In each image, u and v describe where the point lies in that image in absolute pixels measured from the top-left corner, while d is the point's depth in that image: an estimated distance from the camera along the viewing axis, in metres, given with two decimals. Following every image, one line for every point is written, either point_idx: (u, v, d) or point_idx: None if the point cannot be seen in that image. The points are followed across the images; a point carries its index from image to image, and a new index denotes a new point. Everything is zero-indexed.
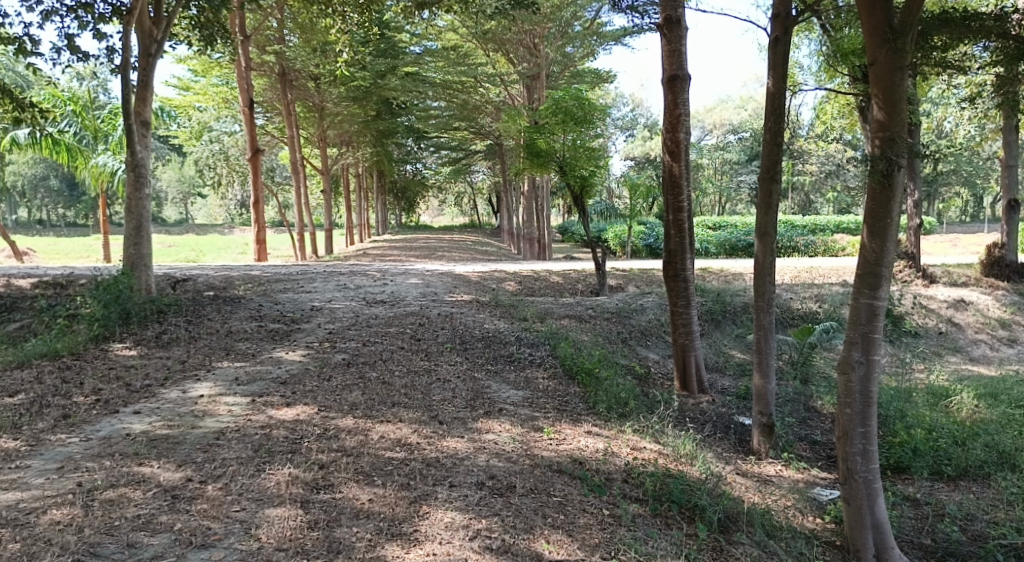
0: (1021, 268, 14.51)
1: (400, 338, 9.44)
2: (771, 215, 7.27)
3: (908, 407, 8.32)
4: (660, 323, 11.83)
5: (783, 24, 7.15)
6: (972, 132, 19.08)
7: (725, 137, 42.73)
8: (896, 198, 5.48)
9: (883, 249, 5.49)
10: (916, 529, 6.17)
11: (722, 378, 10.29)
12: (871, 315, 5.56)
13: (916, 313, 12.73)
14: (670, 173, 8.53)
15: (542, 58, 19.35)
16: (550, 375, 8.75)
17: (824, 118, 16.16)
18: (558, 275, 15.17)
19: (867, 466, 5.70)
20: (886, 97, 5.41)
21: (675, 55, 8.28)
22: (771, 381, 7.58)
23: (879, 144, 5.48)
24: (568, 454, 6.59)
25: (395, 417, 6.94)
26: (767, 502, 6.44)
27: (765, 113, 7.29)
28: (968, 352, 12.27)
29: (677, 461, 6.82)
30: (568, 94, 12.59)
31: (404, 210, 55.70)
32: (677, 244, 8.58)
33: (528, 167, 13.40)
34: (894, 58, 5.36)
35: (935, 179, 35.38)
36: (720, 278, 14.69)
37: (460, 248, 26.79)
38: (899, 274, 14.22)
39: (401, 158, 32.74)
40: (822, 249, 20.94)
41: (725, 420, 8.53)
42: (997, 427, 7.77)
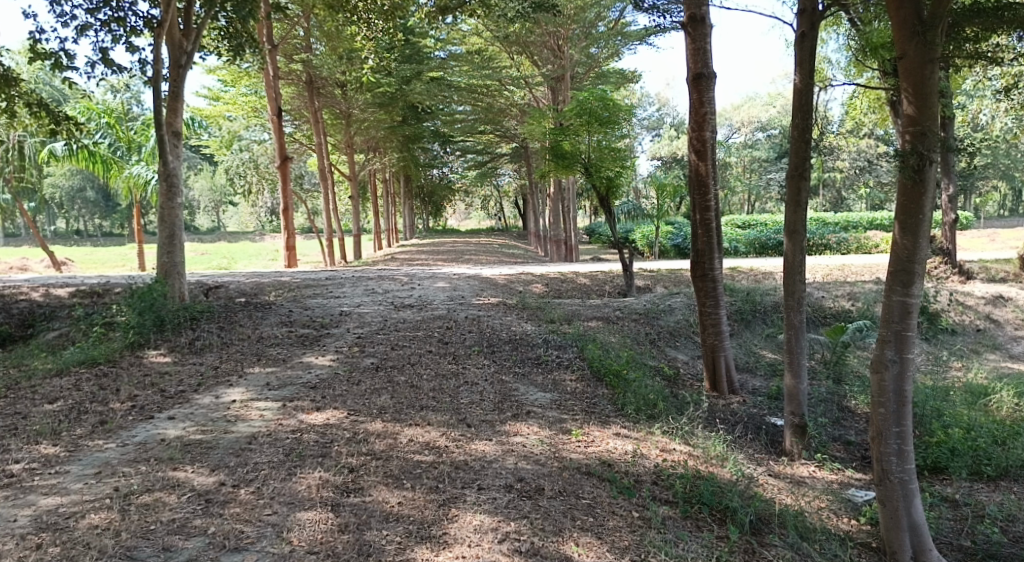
0: None
1: (428, 341, 9.48)
2: (800, 213, 7.18)
3: (944, 406, 8.15)
4: (689, 323, 11.76)
5: (811, 19, 7.07)
6: (1008, 124, 18.66)
7: (753, 135, 42.46)
8: (929, 193, 5.38)
9: (916, 246, 5.41)
10: (955, 531, 6.04)
11: (753, 378, 10.20)
12: (904, 312, 5.47)
13: (952, 310, 12.50)
14: (696, 172, 8.47)
15: (567, 59, 19.34)
16: (577, 377, 8.72)
17: (854, 113, 15.93)
18: (585, 277, 15.14)
19: (902, 466, 5.60)
20: (916, 90, 5.34)
21: (699, 53, 8.22)
22: (803, 380, 7.49)
23: (909, 139, 5.41)
24: (597, 456, 6.56)
25: (424, 420, 6.97)
26: (800, 504, 6.36)
27: (792, 110, 7.21)
28: (1007, 349, 11.95)
29: (708, 463, 6.77)
30: (593, 95, 12.52)
31: (432, 214, 55.95)
32: (705, 244, 8.52)
33: (553, 170, 13.40)
34: (924, 51, 5.29)
35: (972, 173, 34.75)
36: (750, 277, 14.57)
37: (488, 251, 26.81)
38: (934, 271, 13.91)
39: (427, 162, 33.01)
40: (855, 246, 20.65)
41: (757, 421, 8.42)
42: None
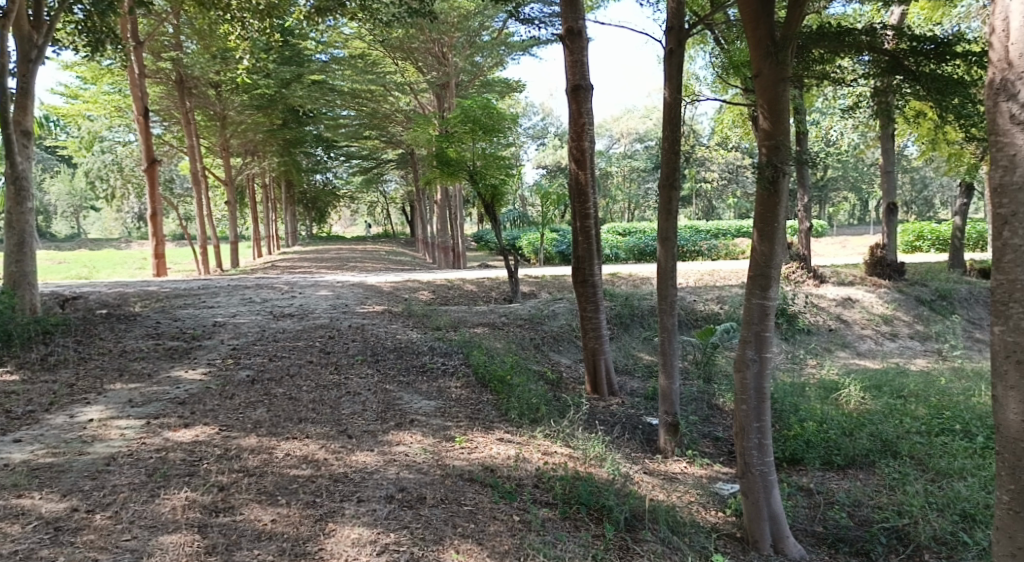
0: (901, 266, 15.34)
1: (308, 351, 9.26)
2: (671, 221, 7.48)
3: (800, 401, 8.70)
4: (571, 328, 12.01)
5: (678, 36, 7.42)
6: (855, 140, 20.20)
7: (632, 146, 44.04)
8: (783, 202, 5.75)
9: (772, 252, 5.76)
10: (809, 518, 6.46)
11: (631, 380, 10.55)
12: (762, 315, 5.81)
13: (808, 311, 13.37)
14: (576, 181, 8.70)
15: (452, 67, 19.48)
16: (463, 384, 8.75)
17: (722, 127, 16.77)
18: (471, 283, 15.25)
19: (763, 459, 5.94)
20: (771, 107, 5.69)
21: (577, 66, 8.46)
22: (676, 381, 7.80)
23: (765, 152, 5.76)
24: (480, 462, 6.61)
25: (301, 433, 6.82)
26: (672, 499, 6.61)
27: (662, 123, 7.50)
28: (855, 347, 12.92)
29: (587, 464, 6.95)
30: (476, 103, 12.61)
31: (314, 221, 54.64)
32: (585, 250, 8.73)
33: (438, 177, 13.32)
34: (777, 70, 5.65)
35: (826, 185, 37.39)
36: (629, 283, 15.07)
37: (373, 258, 26.56)
38: (792, 275, 14.65)
39: (309, 168, 32.24)
40: (724, 252, 21.74)
41: (634, 421, 8.69)
42: (881, 417, 8.18)
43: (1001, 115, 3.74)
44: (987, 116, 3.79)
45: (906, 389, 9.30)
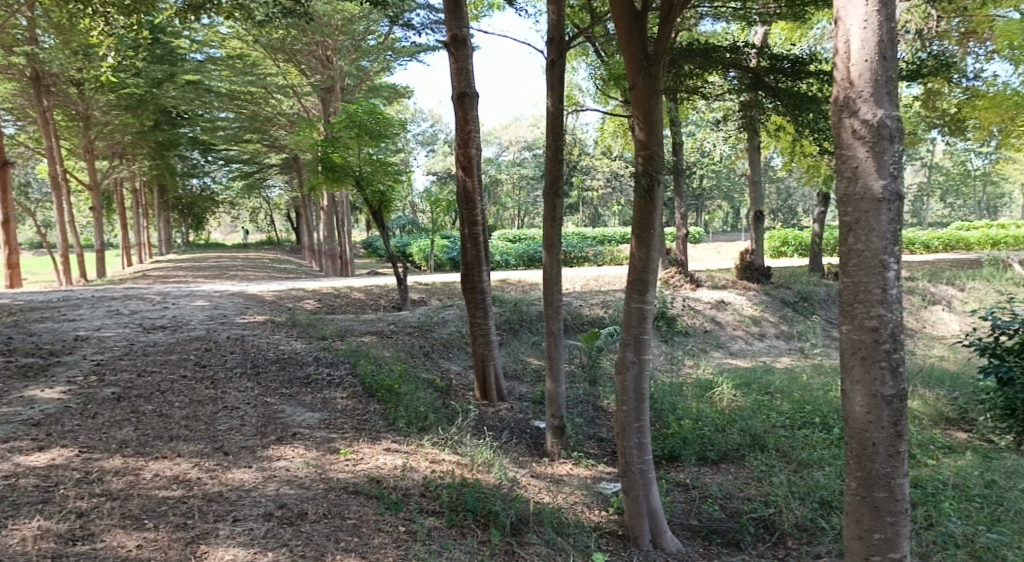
0: (768, 270, 16.21)
1: (182, 365, 8.81)
2: (556, 227, 7.57)
3: (678, 400, 9.02)
4: (461, 334, 11.98)
5: (558, 47, 7.55)
6: (728, 151, 21.23)
7: (520, 154, 44.59)
8: (658, 209, 5.95)
9: (649, 257, 5.94)
10: (685, 512, 6.70)
11: (520, 384, 10.62)
12: (641, 317, 5.97)
13: (686, 314, 13.91)
14: (464, 188, 8.69)
15: (336, 71, 19.15)
16: (348, 394, 8.56)
17: (605, 137, 17.20)
18: (359, 291, 14.98)
19: (642, 457, 6.10)
20: (645, 118, 5.88)
21: (463, 73, 8.45)
22: (562, 384, 7.90)
23: (640, 161, 5.93)
24: (365, 474, 6.47)
25: (172, 452, 6.47)
26: (557, 501, 6.68)
27: (545, 132, 7.61)
28: (728, 347, 13.54)
29: (475, 470, 6.93)
30: (362, 108, 12.39)
31: (191, 228, 52.18)
32: (473, 257, 8.73)
33: (323, 183, 12.94)
34: (650, 83, 5.84)
35: (703, 194, 39.08)
36: (517, 289, 15.20)
37: (255, 267, 25.66)
38: (670, 280, 15.20)
39: (185, 172, 30.82)
40: (610, 258, 22.30)
41: (522, 425, 8.74)
42: (750, 413, 8.59)
43: (845, 128, 4.03)
44: (833, 129, 4.08)
45: (772, 385, 9.82)
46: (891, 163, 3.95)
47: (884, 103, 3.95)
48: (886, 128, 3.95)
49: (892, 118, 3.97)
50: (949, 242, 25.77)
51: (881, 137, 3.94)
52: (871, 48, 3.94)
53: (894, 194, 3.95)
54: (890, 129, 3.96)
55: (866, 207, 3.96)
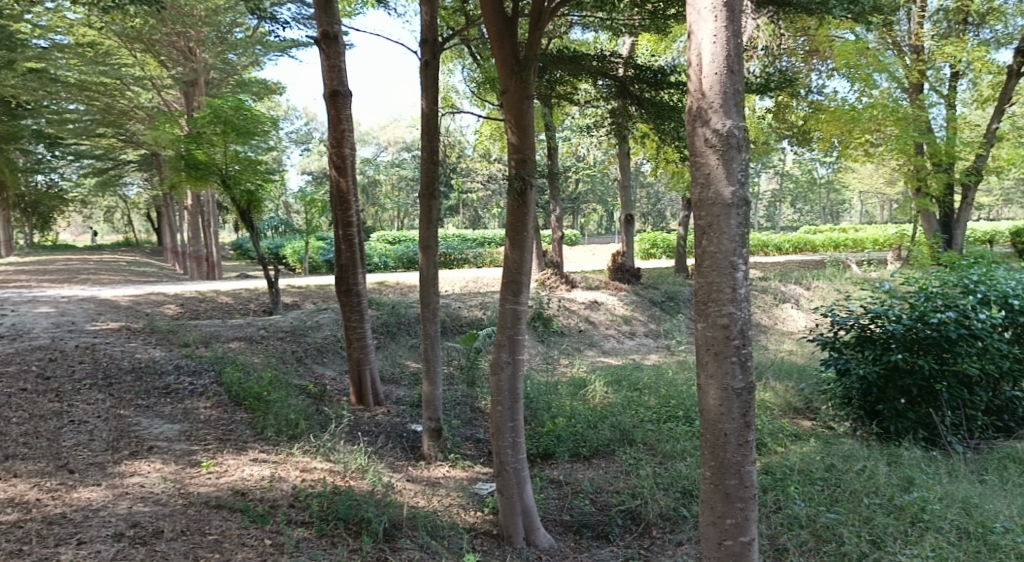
0: (638, 271, 16.78)
1: (23, 378, 8.12)
2: (432, 229, 7.48)
3: (553, 398, 9.16)
4: (336, 338, 11.67)
5: (432, 49, 7.50)
6: (601, 155, 21.82)
7: (399, 155, 44.11)
8: (531, 212, 6.00)
9: (523, 259, 5.97)
10: (558, 508, 6.79)
11: (396, 388, 10.47)
12: (515, 319, 6.00)
13: (561, 314, 14.18)
14: (337, 188, 8.47)
15: (200, 63, 18.27)
16: (212, 403, 8.15)
17: (482, 140, 17.28)
18: (226, 295, 14.34)
19: (516, 456, 6.13)
20: (517, 122, 5.92)
21: (335, 71, 8.24)
22: (439, 386, 7.84)
23: (513, 165, 5.97)
24: (229, 486, 6.17)
25: (8, 473, 5.94)
26: (432, 504, 6.61)
27: (420, 134, 7.50)
28: (601, 345, 13.89)
29: (347, 477, 6.75)
30: (228, 103, 11.86)
31: (39, 229, 48.31)
32: (348, 259, 8.53)
33: (185, 181, 12.29)
34: (522, 87, 5.89)
35: (579, 197, 40.00)
36: (394, 291, 15.00)
37: (112, 270, 24.03)
38: (546, 281, 15.43)
39: (31, 167, 28.52)
40: (488, 260, 22.42)
41: (398, 428, 8.59)
42: (621, 409, 8.84)
43: (698, 137, 4.23)
44: (687, 138, 4.27)
45: (641, 382, 10.16)
46: (739, 170, 4.18)
47: (732, 114, 4.18)
48: (733, 138, 4.18)
49: (739, 128, 4.20)
50: (800, 244, 27.62)
51: (730, 145, 4.16)
52: (720, 62, 4.16)
53: (742, 199, 4.18)
54: (737, 139, 4.19)
55: (717, 211, 4.16)
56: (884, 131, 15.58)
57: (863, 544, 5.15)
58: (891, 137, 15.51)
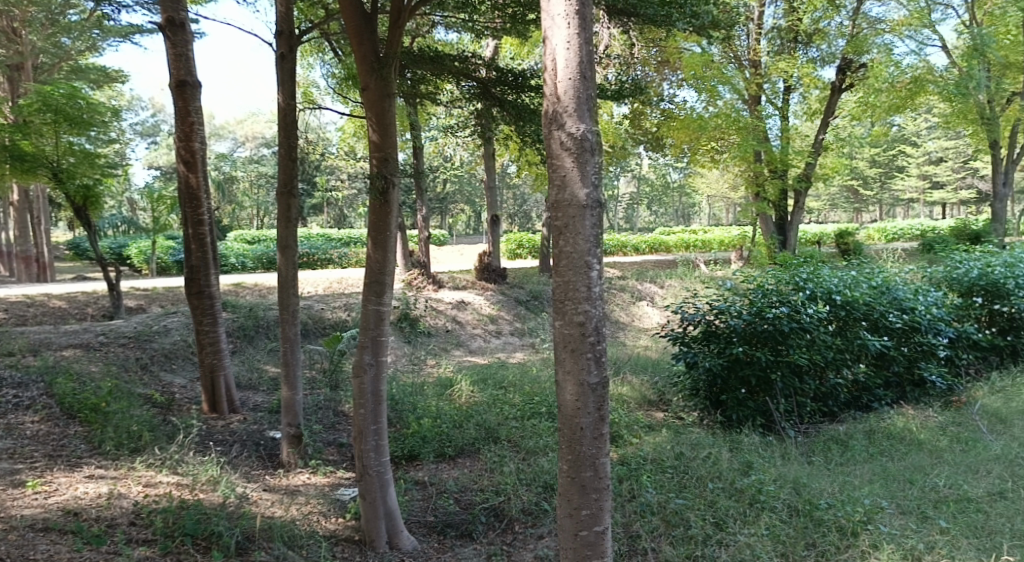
0: (503, 271, 17.00)
1: None
2: (291, 228, 7.26)
3: (418, 399, 9.13)
4: (186, 343, 11.10)
5: (288, 42, 7.31)
6: (466, 156, 21.94)
7: (258, 151, 42.46)
8: (393, 212, 5.94)
9: (386, 259, 5.90)
10: (422, 509, 6.78)
11: (254, 394, 10.08)
12: (378, 320, 5.93)
13: (428, 314, 14.15)
14: (187, 184, 8.06)
15: (27, 45, 16.83)
16: (42, 417, 7.54)
17: (344, 137, 16.95)
18: (60, 299, 13.29)
19: (379, 460, 6.07)
20: (378, 120, 5.85)
21: (182, 60, 7.84)
22: (298, 391, 7.63)
23: (374, 163, 5.90)
24: (60, 507, 5.74)
25: None
26: (290, 513, 6.41)
27: (277, 129, 7.25)
28: (468, 345, 13.98)
29: (196, 490, 6.44)
30: (59, 89, 10.99)
31: None
32: (200, 258, 8.14)
33: (11, 174, 11.29)
34: (382, 85, 5.83)
35: (446, 197, 40.02)
36: (252, 293, 14.43)
37: None
38: (413, 281, 15.33)
39: None
40: (353, 260, 22.02)
41: (255, 436, 8.26)
42: (486, 407, 8.93)
43: (553, 140, 4.36)
44: (544, 140, 4.39)
45: (506, 380, 10.31)
46: (592, 173, 4.35)
47: (585, 118, 4.33)
48: (587, 142, 4.33)
49: (592, 132, 4.37)
50: (656, 244, 28.93)
51: (584, 149, 4.32)
52: (574, 67, 4.31)
53: (596, 202, 4.34)
54: (591, 142, 4.35)
55: (573, 212, 4.31)
56: (727, 139, 16.54)
57: (708, 526, 5.49)
58: (734, 145, 16.51)
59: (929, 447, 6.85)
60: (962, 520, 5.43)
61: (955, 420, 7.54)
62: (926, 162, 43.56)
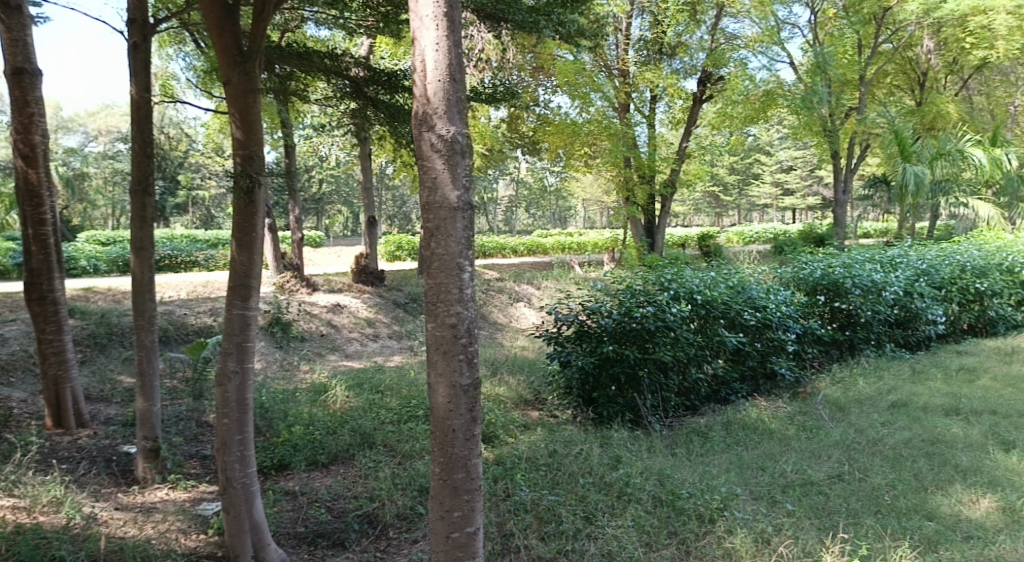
0: (381, 273, 16.77)
1: None
2: (146, 229, 6.87)
3: (290, 407, 8.86)
4: (28, 353, 10.27)
5: (141, 30, 6.94)
6: (341, 156, 21.52)
7: (113, 146, 39.91)
8: (259, 212, 5.74)
9: (251, 262, 5.69)
10: (291, 520, 6.58)
11: (109, 406, 9.45)
12: (244, 325, 5.71)
13: (301, 319, 13.77)
14: (25, 180, 7.49)
15: None
16: None
17: (209, 134, 16.23)
18: None
19: (245, 471, 5.83)
20: (242, 116, 5.64)
21: (18, 45, 7.26)
22: (156, 402, 7.24)
23: (238, 161, 5.68)
24: None
25: None
26: (145, 532, 6.05)
27: (130, 123, 6.85)
28: (343, 349, 13.71)
29: (36, 513, 5.98)
30: None
31: None
32: (41, 261, 7.53)
33: None
34: (246, 79, 5.63)
35: (320, 197, 39.11)
36: (107, 298, 13.55)
37: None
38: (286, 284, 14.85)
39: None
40: (221, 263, 21.09)
41: (107, 451, 7.74)
42: (361, 413, 8.77)
43: (424, 142, 4.34)
44: (414, 141, 4.37)
45: (382, 384, 10.17)
46: (463, 175, 4.36)
47: (455, 121, 4.34)
48: (457, 143, 4.34)
49: (463, 135, 4.38)
50: (533, 247, 29.44)
51: (454, 151, 4.33)
52: (443, 69, 4.31)
53: (467, 204, 4.36)
54: (461, 145, 4.36)
55: (444, 214, 4.31)
56: (599, 144, 17.14)
57: (578, 521, 5.64)
58: (605, 150, 17.13)
59: (779, 435, 7.31)
60: (806, 502, 5.84)
61: (802, 409, 8.08)
62: (779, 171, 46.74)
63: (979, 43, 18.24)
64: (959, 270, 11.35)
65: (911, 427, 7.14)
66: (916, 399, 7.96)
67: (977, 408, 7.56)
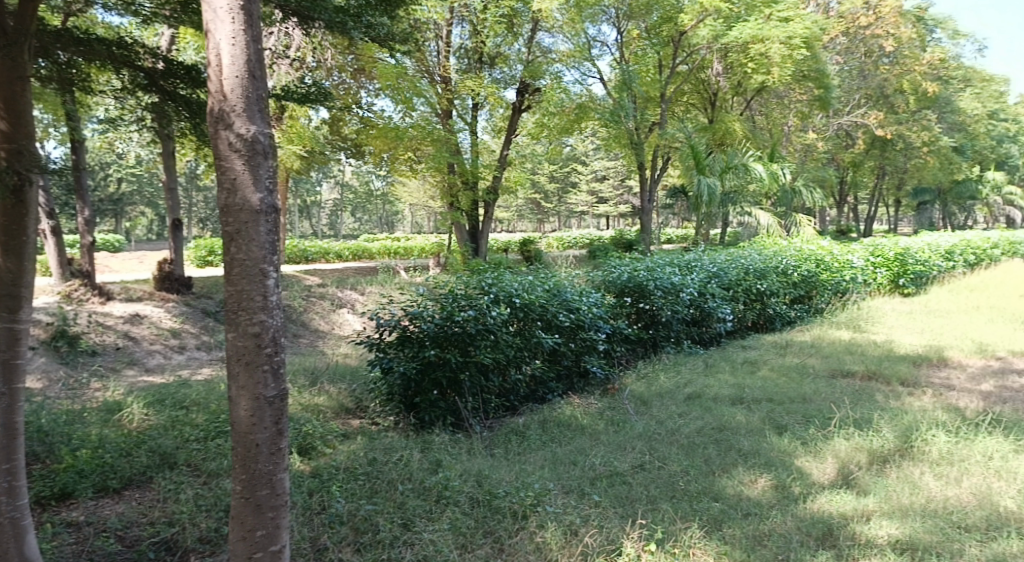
0: (187, 280, 15.70)
1: None
2: None
3: (76, 429, 8.02)
4: None
5: None
6: (142, 154, 19.96)
7: None
8: (30, 214, 5.14)
9: (20, 269, 5.07)
10: (75, 554, 5.94)
11: None
12: (11, 340, 5.09)
13: (92, 331, 12.58)
14: None
15: None
16: None
17: None
18: None
19: (13, 504, 5.14)
20: (8, 106, 5.04)
21: None
22: None
23: (4, 156, 5.04)
24: None
25: None
26: None
27: None
28: (143, 363, 12.68)
29: None
30: None
31: None
32: None
33: None
34: (12, 65, 5.03)
35: (121, 198, 36.13)
36: None
37: None
38: (74, 293, 13.49)
39: None
40: None
41: None
42: (160, 431, 8.12)
43: (221, 140, 4.09)
44: (210, 140, 4.11)
45: (187, 399, 9.50)
46: (266, 177, 4.16)
47: (256, 120, 4.13)
48: (259, 143, 4.13)
49: (264, 134, 4.18)
50: (358, 252, 28.93)
51: (255, 151, 4.11)
52: (241, 65, 4.08)
53: (270, 207, 4.15)
54: (263, 145, 4.15)
55: (245, 218, 4.08)
56: (423, 149, 17.08)
57: (394, 528, 5.55)
58: (429, 156, 17.09)
59: (589, 430, 7.61)
60: (612, 493, 6.12)
61: (611, 405, 8.47)
62: (593, 180, 49.11)
63: (760, 69, 20.21)
64: (744, 272, 12.43)
65: (704, 417, 7.71)
66: (708, 390, 8.61)
67: (757, 396, 8.30)
